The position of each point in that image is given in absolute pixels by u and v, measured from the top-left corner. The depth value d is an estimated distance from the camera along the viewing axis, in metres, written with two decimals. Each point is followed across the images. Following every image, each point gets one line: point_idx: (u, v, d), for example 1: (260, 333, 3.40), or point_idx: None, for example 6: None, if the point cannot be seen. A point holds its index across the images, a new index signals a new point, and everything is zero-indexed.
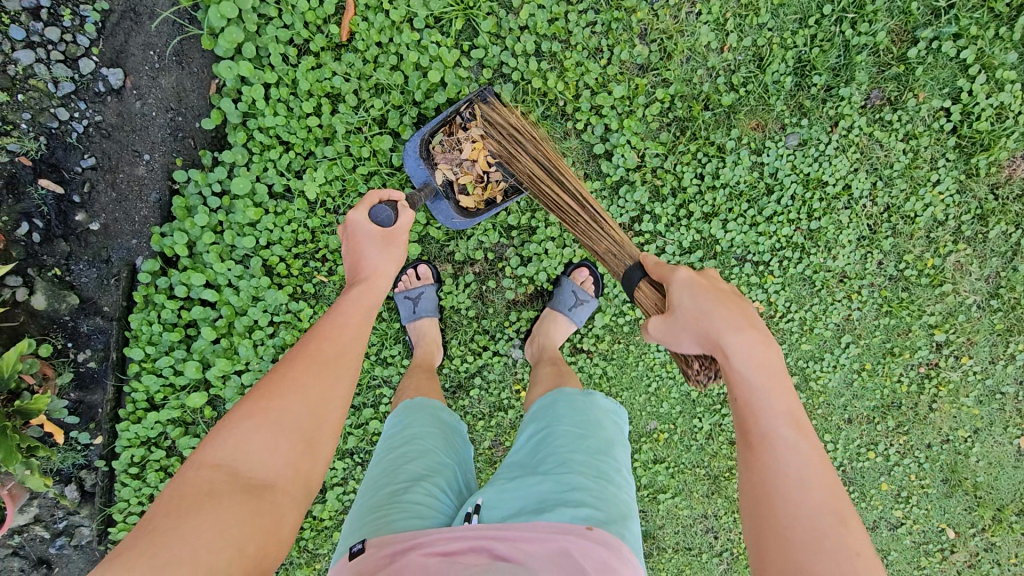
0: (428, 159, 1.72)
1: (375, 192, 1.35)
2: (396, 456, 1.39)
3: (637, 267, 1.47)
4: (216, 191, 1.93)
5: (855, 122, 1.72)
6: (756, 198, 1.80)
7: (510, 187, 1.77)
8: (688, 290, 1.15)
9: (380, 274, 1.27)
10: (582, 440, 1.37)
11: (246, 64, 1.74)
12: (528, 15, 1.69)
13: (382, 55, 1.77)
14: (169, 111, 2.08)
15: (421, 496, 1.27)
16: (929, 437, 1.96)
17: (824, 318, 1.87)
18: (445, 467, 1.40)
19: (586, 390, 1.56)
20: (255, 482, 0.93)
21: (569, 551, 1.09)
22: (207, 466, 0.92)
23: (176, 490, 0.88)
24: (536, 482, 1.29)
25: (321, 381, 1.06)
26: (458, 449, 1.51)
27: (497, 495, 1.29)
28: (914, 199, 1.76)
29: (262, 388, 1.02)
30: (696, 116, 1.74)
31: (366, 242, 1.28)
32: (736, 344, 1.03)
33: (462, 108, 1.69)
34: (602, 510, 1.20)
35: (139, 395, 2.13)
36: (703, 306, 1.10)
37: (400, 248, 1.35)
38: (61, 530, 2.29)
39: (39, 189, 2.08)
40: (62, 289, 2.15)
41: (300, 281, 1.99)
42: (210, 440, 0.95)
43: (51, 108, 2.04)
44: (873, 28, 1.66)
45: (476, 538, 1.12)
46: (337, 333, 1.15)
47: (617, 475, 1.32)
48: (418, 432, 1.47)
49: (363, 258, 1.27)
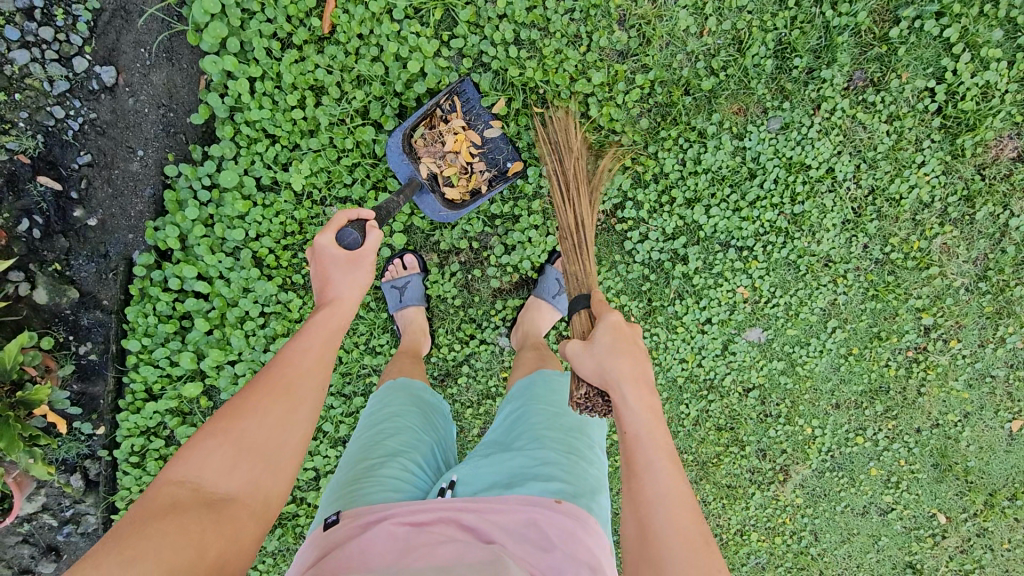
0: (410, 154, 1.72)
1: (343, 211, 1.28)
2: (374, 432, 1.42)
3: (583, 295, 1.39)
4: (206, 184, 1.97)
5: (838, 104, 1.71)
6: (739, 183, 1.79)
7: (494, 176, 1.79)
8: (606, 328, 1.19)
9: (348, 299, 1.23)
10: (556, 419, 1.41)
11: (231, 59, 1.77)
12: (506, 4, 1.71)
13: (363, 47, 1.78)
14: (161, 107, 2.13)
15: (396, 469, 1.30)
16: (918, 422, 1.94)
17: (810, 303, 1.87)
18: (423, 444, 1.43)
19: (565, 374, 1.61)
20: (215, 496, 0.98)
21: (537, 521, 1.13)
22: (173, 483, 0.98)
23: (143, 504, 0.95)
24: (510, 457, 1.32)
25: (281, 404, 1.08)
26: (436, 426, 1.54)
27: (472, 470, 1.33)
28: (898, 181, 1.74)
29: (226, 409, 1.06)
30: (676, 101, 1.74)
31: (331, 266, 1.23)
32: (629, 391, 1.08)
33: (441, 101, 1.73)
34: (573, 484, 1.23)
35: (138, 385, 2.19)
36: (613, 346, 1.14)
37: (367, 270, 1.27)
38: (68, 518, 2.36)
39: (38, 186, 2.13)
40: (62, 283, 2.21)
41: (290, 272, 2.03)
42: (177, 459, 1.01)
43: (47, 107, 2.09)
44: (854, 8, 1.64)
45: (447, 510, 1.16)
46: (298, 357, 1.15)
47: (589, 453, 1.36)
48: (397, 409, 1.50)
49: (329, 280, 1.23)
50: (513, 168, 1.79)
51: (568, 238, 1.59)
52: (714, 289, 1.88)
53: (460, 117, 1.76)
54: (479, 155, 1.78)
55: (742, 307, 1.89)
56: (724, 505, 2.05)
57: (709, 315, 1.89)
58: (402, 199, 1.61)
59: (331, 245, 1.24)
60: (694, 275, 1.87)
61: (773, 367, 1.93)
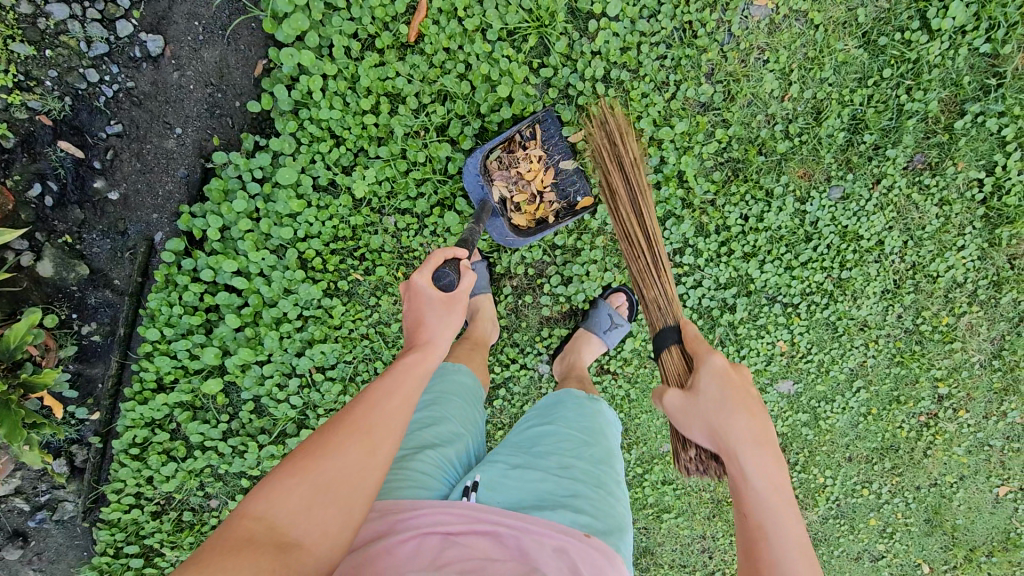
0: (485, 175, 1.70)
1: (440, 251, 1.24)
2: (412, 420, 1.42)
3: (674, 332, 1.34)
4: (257, 176, 1.87)
5: (896, 182, 1.80)
6: (794, 244, 1.87)
7: (562, 209, 1.78)
8: (715, 381, 1.10)
9: (440, 341, 1.15)
10: (584, 448, 1.40)
11: (308, 54, 1.70)
12: (603, 41, 1.71)
13: (449, 62, 1.74)
14: (208, 86, 1.96)
15: (428, 465, 1.28)
16: (919, 480, 2.09)
17: (841, 362, 1.97)
18: (457, 439, 1.42)
19: (592, 398, 1.62)
20: (286, 539, 0.84)
21: (567, 550, 1.09)
22: (248, 517, 0.85)
23: (216, 537, 0.82)
24: (538, 478, 1.29)
25: (363, 447, 0.94)
26: (472, 419, 1.54)
27: (498, 477, 1.29)
28: (939, 260, 1.86)
29: (307, 445, 0.93)
30: (750, 159, 1.79)
31: (427, 308, 1.17)
32: (751, 457, 1.01)
33: (524, 127, 1.72)
34: (601, 521, 1.21)
35: (148, 375, 2.01)
36: (727, 404, 1.07)
37: (457, 314, 1.20)
38: (42, 504, 2.17)
39: (58, 151, 1.95)
40: (71, 258, 2.02)
41: (335, 277, 1.95)
42: (256, 489, 0.88)
43: (79, 68, 1.91)
44: (927, 96, 1.73)
45: (481, 522, 1.12)
46: (386, 397, 1.01)
47: (615, 487, 1.34)
48: (437, 397, 1.51)
49: (426, 318, 1.16)
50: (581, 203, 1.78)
51: (640, 257, 1.51)
52: (756, 340, 1.95)
53: (539, 146, 1.75)
54: (552, 185, 1.77)
55: (778, 359, 1.97)
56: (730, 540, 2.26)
57: (747, 364, 1.97)
58: (478, 223, 1.59)
59: (427, 286, 1.18)
60: (739, 324, 1.93)
61: (798, 418, 2.03)
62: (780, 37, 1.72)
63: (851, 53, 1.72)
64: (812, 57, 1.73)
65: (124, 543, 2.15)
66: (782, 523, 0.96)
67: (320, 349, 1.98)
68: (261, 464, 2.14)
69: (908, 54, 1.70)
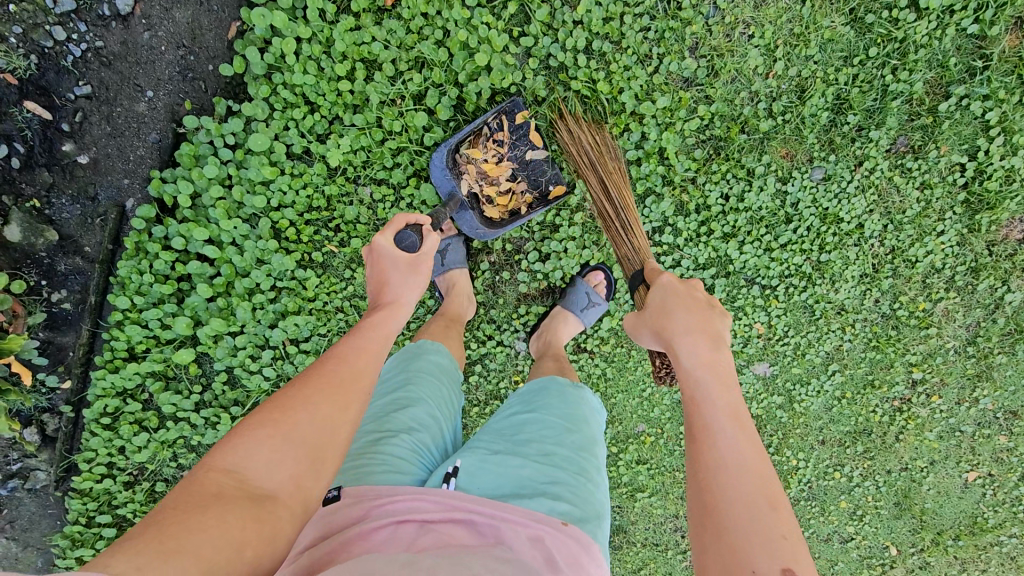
0: (454, 169, 1.71)
1: (403, 215, 1.27)
2: (388, 404, 1.38)
3: (639, 273, 1.52)
4: (229, 143, 1.82)
5: (879, 164, 1.79)
6: (774, 225, 1.85)
7: (533, 199, 1.76)
8: (663, 291, 1.23)
9: (405, 306, 1.19)
10: (566, 434, 1.34)
11: (281, 15, 1.64)
12: (585, 11, 1.66)
13: (427, 27, 1.70)
14: (181, 48, 1.90)
15: (404, 451, 1.25)
16: (890, 464, 2.11)
17: (817, 346, 1.97)
18: (434, 424, 1.39)
19: (576, 386, 1.55)
20: (260, 490, 0.82)
21: (542, 540, 1.04)
22: (217, 470, 0.81)
23: (178, 495, 0.78)
24: (517, 464, 1.24)
25: (332, 401, 0.93)
26: (450, 402, 1.50)
27: (477, 463, 1.24)
28: (918, 245, 1.85)
29: (276, 400, 0.91)
30: (732, 137, 1.76)
31: (391, 270, 1.21)
32: (688, 347, 1.06)
33: (490, 120, 1.70)
34: (579, 509, 1.16)
35: (119, 344, 1.98)
36: (667, 307, 1.17)
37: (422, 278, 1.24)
38: (14, 472, 2.14)
39: (24, 112, 1.87)
40: (39, 224, 1.95)
41: (309, 249, 1.92)
42: (223, 444, 0.85)
43: (46, 26, 1.83)
44: (912, 77, 1.70)
45: (458, 509, 1.07)
46: (355, 355, 1.04)
47: (597, 474, 1.29)
48: (413, 380, 1.47)
49: (388, 284, 1.19)
50: (553, 193, 1.77)
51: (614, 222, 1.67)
52: (733, 321, 1.94)
53: (507, 137, 1.72)
54: (523, 177, 1.76)
55: (755, 341, 1.96)
56: None
57: None
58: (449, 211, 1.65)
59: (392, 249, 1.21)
60: None
61: (772, 401, 2.03)
62: (766, 12, 1.69)
63: (837, 30, 1.69)
64: (798, 34, 1.70)
65: (96, 512, 2.14)
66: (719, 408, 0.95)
67: (294, 322, 1.96)
68: None
69: (894, 33, 1.67)
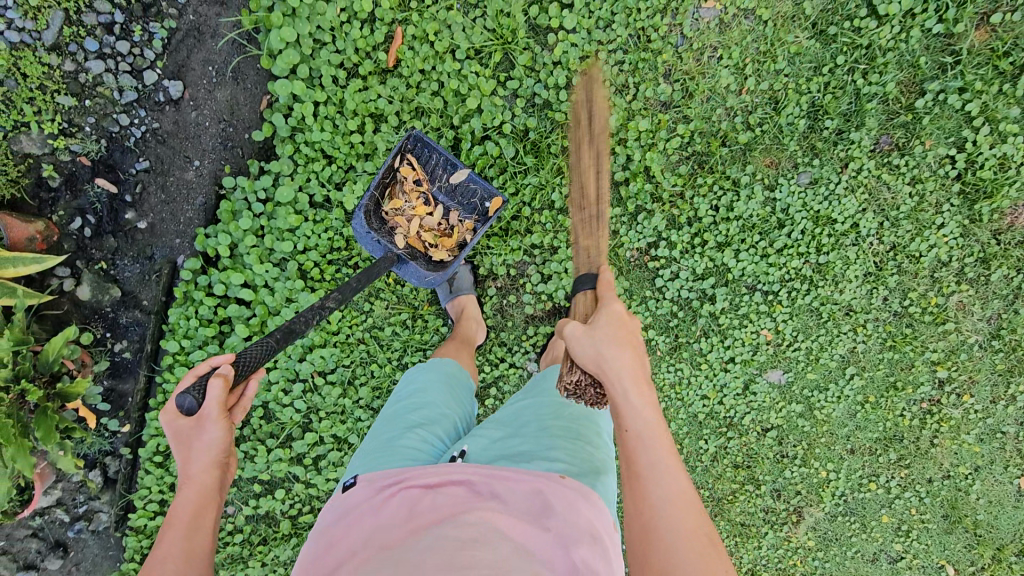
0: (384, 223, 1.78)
1: (191, 369, 1.28)
2: (400, 407, 1.46)
3: (590, 277, 1.41)
4: (261, 198, 2.07)
5: (864, 164, 1.83)
6: (767, 232, 1.90)
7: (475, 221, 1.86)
8: (610, 318, 1.24)
9: (213, 460, 1.30)
10: (564, 406, 1.37)
11: (300, 84, 1.90)
12: (562, 52, 1.84)
13: (425, 81, 1.91)
14: (222, 122, 2.19)
15: (415, 441, 1.32)
16: (930, 472, 2.01)
17: (830, 350, 1.95)
18: (447, 418, 1.45)
19: None
20: None
21: (540, 490, 1.09)
22: None
23: None
24: (516, 441, 1.30)
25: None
26: (462, 401, 1.56)
27: (481, 448, 1.30)
28: (919, 240, 1.85)
29: None
30: (714, 151, 1.86)
31: (184, 434, 1.27)
32: (622, 375, 1.15)
33: (397, 166, 1.78)
34: (577, 466, 1.20)
35: (170, 385, 2.19)
36: (616, 335, 1.20)
37: (220, 426, 1.27)
38: (81, 514, 2.33)
39: (95, 187, 2.19)
40: (106, 282, 2.24)
41: (332, 286, 2.12)
42: None
43: (113, 114, 2.17)
44: (883, 78, 1.77)
45: (457, 472, 1.14)
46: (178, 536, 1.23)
47: (598, 437, 1.32)
48: (423, 384, 1.54)
49: (190, 448, 1.27)
50: (491, 206, 1.85)
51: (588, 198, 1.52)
52: (739, 329, 1.96)
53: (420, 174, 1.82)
54: (454, 207, 1.85)
55: (764, 348, 1.97)
56: (736, 543, 2.10)
57: (733, 354, 1.98)
58: (377, 272, 1.63)
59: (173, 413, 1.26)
60: (720, 314, 1.96)
61: (791, 409, 2.01)
62: (731, 34, 1.80)
63: (802, 44, 1.78)
64: (764, 51, 1.80)
65: (149, 549, 2.29)
66: (647, 436, 1.09)
67: (321, 354, 2.12)
68: (271, 468, 2.20)
69: (858, 40, 1.76)
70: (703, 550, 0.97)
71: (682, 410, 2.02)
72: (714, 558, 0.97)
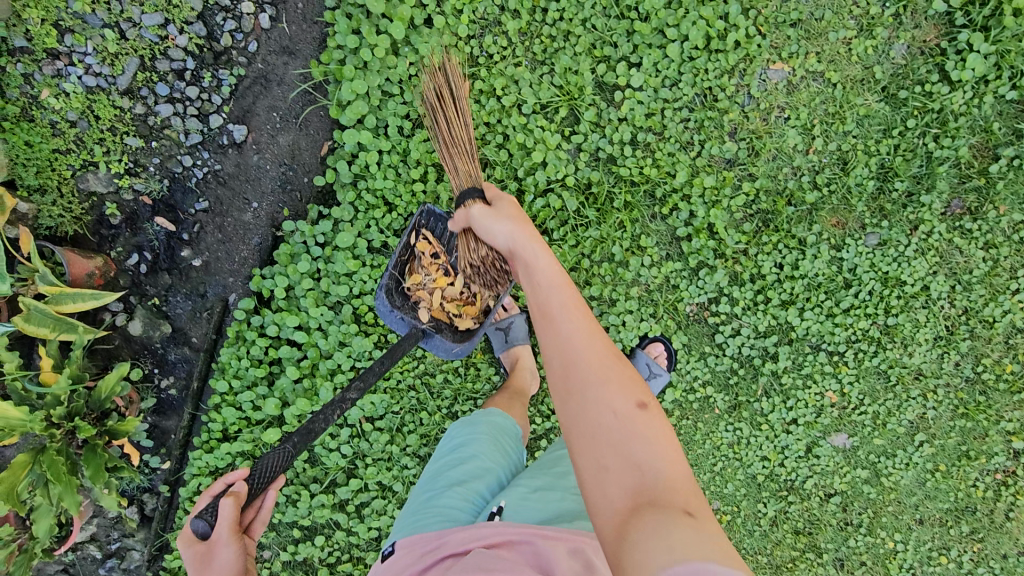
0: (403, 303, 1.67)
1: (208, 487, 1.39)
2: (442, 461, 1.49)
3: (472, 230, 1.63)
4: (320, 241, 2.09)
5: (935, 228, 1.80)
6: (833, 291, 1.86)
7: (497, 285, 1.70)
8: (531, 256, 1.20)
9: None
10: None
11: (367, 134, 1.94)
12: (628, 109, 1.85)
13: (489, 133, 1.87)
14: (283, 166, 2.19)
15: (457, 498, 1.37)
16: (1005, 547, 1.94)
17: (898, 414, 1.89)
18: (489, 470, 1.46)
19: None
20: None
21: (582, 551, 1.14)
22: None
23: None
24: (559, 498, 1.37)
25: None
26: (505, 446, 1.56)
27: (521, 500, 1.35)
28: (993, 304, 1.82)
29: None
30: (779, 210, 1.84)
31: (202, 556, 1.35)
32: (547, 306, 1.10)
33: (413, 242, 1.68)
34: None
35: (215, 425, 2.16)
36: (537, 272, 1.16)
37: (234, 545, 1.35)
38: (113, 552, 2.29)
39: (154, 226, 2.17)
40: (158, 318, 2.23)
41: (385, 331, 2.12)
42: None
43: (178, 155, 2.15)
44: (955, 142, 1.76)
45: (496, 535, 1.19)
46: None
47: None
48: (462, 434, 1.55)
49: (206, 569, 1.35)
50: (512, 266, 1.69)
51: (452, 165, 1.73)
52: (803, 390, 1.91)
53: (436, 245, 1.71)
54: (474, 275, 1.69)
55: (829, 411, 1.91)
56: None
57: (796, 416, 1.92)
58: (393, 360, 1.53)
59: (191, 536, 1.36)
60: (783, 374, 1.91)
61: (856, 475, 1.93)
62: (799, 95, 1.81)
63: (872, 106, 1.78)
64: (833, 112, 1.80)
65: None
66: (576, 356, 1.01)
67: (370, 400, 2.09)
68: (312, 514, 2.15)
69: (930, 104, 1.75)
70: (645, 466, 0.88)
71: (740, 470, 1.96)
72: (654, 473, 0.87)
